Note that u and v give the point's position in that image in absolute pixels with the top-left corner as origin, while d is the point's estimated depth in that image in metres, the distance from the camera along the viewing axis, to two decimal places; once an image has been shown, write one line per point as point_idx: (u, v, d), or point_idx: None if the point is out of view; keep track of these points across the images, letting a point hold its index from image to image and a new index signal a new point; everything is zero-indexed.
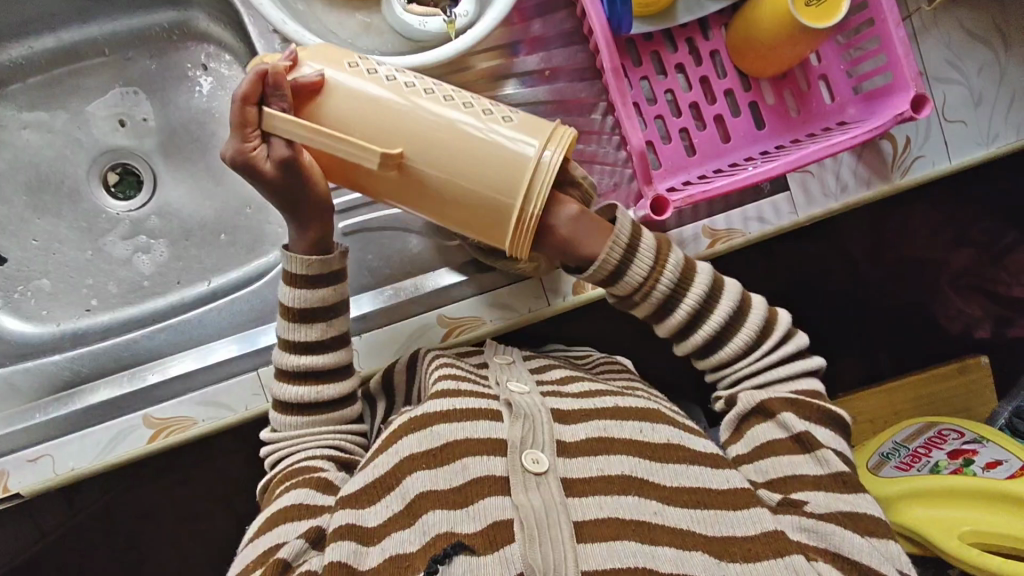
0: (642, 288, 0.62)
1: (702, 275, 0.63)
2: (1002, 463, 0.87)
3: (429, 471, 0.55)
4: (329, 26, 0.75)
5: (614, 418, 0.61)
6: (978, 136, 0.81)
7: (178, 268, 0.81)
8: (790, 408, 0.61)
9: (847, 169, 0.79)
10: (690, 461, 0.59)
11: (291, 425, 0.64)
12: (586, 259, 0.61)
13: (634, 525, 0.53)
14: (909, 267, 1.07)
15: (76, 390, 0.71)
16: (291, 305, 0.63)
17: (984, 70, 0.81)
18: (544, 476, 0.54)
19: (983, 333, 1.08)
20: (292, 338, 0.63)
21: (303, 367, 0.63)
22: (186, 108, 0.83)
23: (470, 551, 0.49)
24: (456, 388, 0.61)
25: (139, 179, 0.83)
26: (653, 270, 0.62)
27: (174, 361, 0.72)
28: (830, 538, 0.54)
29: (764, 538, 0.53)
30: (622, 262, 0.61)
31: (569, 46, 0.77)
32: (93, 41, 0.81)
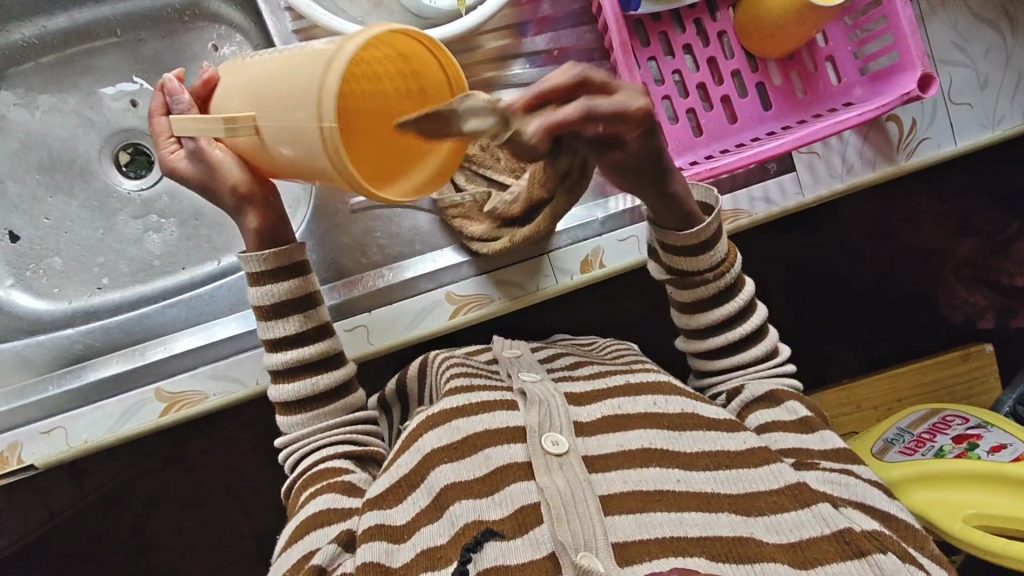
0: (719, 267, 0.65)
1: (750, 284, 0.68)
2: (1006, 446, 0.87)
3: (451, 463, 0.56)
4: (339, 5, 0.76)
5: (627, 394, 0.63)
6: (984, 119, 0.81)
7: (187, 248, 0.82)
8: (796, 398, 0.64)
9: (853, 151, 0.79)
10: (706, 428, 0.59)
11: (304, 421, 0.64)
12: (687, 221, 0.63)
13: (658, 495, 0.53)
14: (914, 255, 1.07)
15: (85, 365, 0.72)
16: (261, 304, 0.62)
17: (990, 53, 0.81)
18: (565, 457, 0.54)
19: (986, 323, 1.09)
20: (271, 337, 0.63)
21: (291, 361, 0.63)
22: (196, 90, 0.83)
23: (501, 537, 0.50)
24: (470, 384, 0.63)
25: (150, 160, 0.84)
26: (729, 257, 0.66)
27: (179, 337, 0.72)
28: (846, 488, 0.55)
29: (786, 490, 0.54)
30: (715, 235, 0.64)
31: (578, 28, 0.78)
32: (104, 20, 0.81)
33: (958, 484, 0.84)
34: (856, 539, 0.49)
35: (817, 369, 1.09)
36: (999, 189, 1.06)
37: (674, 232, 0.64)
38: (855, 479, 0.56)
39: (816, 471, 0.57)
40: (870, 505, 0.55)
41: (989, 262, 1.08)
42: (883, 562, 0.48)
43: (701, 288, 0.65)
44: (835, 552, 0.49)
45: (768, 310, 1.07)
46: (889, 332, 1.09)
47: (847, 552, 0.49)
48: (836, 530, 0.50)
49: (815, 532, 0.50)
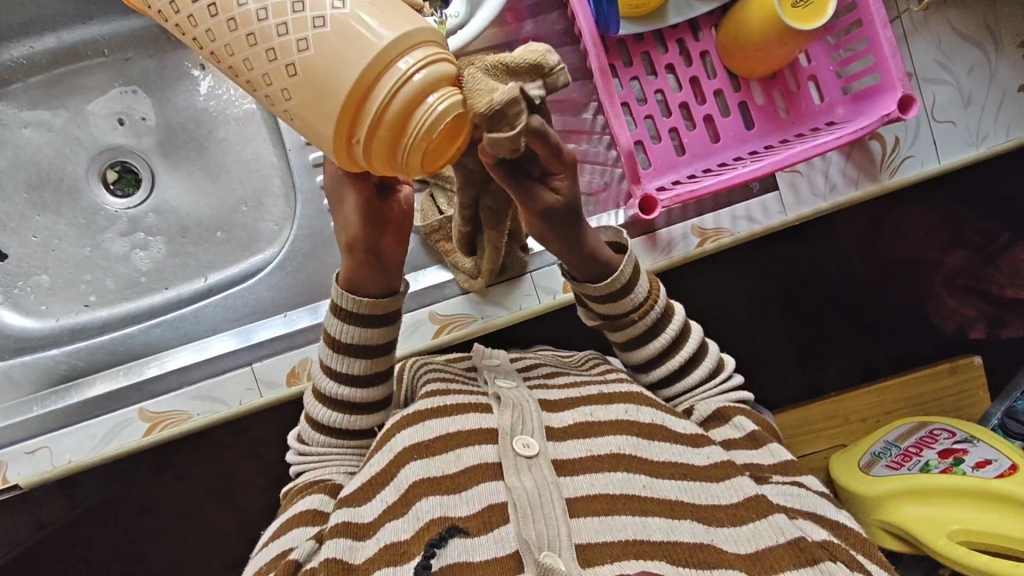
0: (643, 303, 0.64)
1: (676, 317, 0.66)
2: (991, 462, 0.87)
3: (422, 460, 0.57)
4: None
5: (598, 402, 0.64)
6: (968, 136, 0.81)
7: (174, 265, 0.83)
8: (743, 413, 0.65)
9: (836, 169, 0.80)
10: (672, 440, 0.60)
11: (321, 443, 0.65)
12: (605, 266, 0.61)
13: (623, 499, 0.54)
14: (903, 267, 1.07)
15: (73, 384, 0.73)
16: (338, 338, 0.62)
17: (974, 71, 0.81)
18: (534, 459, 0.55)
19: (977, 333, 1.09)
20: (337, 367, 0.62)
21: (342, 395, 0.63)
22: (184, 108, 0.84)
23: (465, 534, 0.51)
24: (444, 388, 0.64)
25: (137, 178, 0.84)
26: (648, 297, 0.64)
27: (171, 355, 0.73)
28: (807, 500, 0.58)
29: (745, 502, 0.55)
30: (633, 278, 0.62)
31: (562, 47, 0.78)
32: (93, 40, 0.82)
33: (940, 499, 0.85)
34: (811, 546, 0.52)
35: (806, 382, 1.09)
36: (991, 199, 1.05)
37: (591, 284, 0.61)
38: (807, 490, 0.59)
39: (773, 483, 0.59)
40: (824, 516, 0.57)
41: (979, 274, 1.08)
42: (835, 572, 0.50)
43: (636, 324, 0.64)
44: (792, 557, 0.51)
45: (757, 323, 1.07)
46: (879, 345, 1.10)
47: (801, 559, 0.51)
48: (792, 539, 0.52)
49: (773, 541, 0.52)
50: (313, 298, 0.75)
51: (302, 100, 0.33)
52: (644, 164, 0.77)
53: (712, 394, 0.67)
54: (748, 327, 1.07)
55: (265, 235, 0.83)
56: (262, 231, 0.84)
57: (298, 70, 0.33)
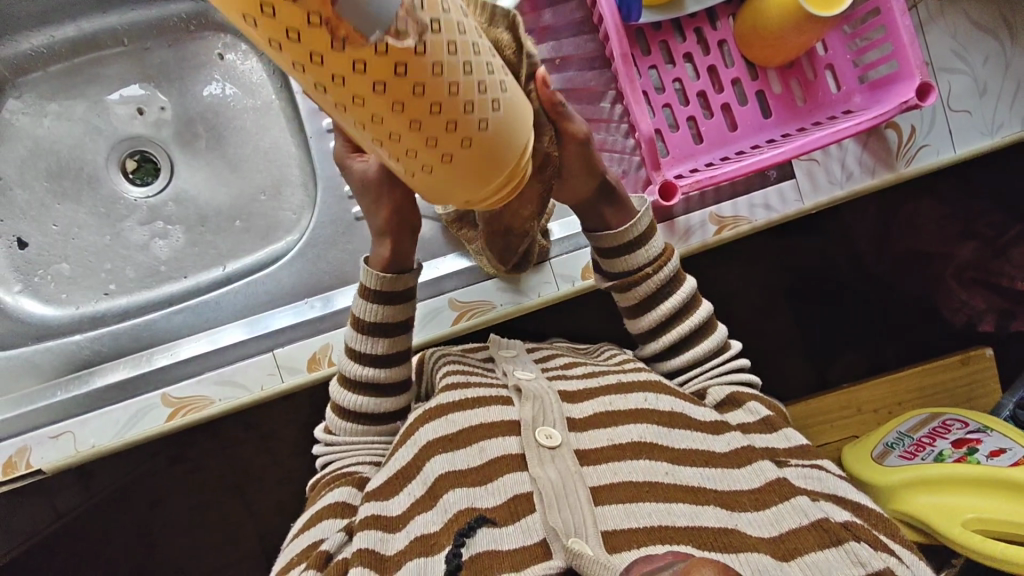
0: (652, 261, 0.67)
1: (687, 285, 0.69)
2: (1005, 451, 0.88)
3: (446, 453, 0.57)
4: None
5: (619, 392, 0.64)
6: (984, 125, 0.82)
7: (193, 254, 0.84)
8: (756, 399, 0.65)
9: (852, 158, 0.80)
10: (691, 427, 0.61)
11: (347, 432, 0.66)
12: (621, 211, 0.67)
13: (647, 486, 0.54)
14: (915, 259, 1.08)
15: (94, 370, 0.73)
16: (363, 316, 0.64)
17: (989, 60, 0.82)
18: (558, 449, 0.55)
19: (987, 327, 1.06)
20: (358, 347, 0.65)
21: (366, 377, 0.65)
22: (203, 97, 0.85)
23: (492, 523, 0.51)
24: (465, 381, 0.65)
25: (157, 167, 0.85)
26: (657, 258, 0.67)
27: (184, 345, 0.74)
28: (828, 483, 0.58)
29: (767, 487, 0.56)
30: (646, 232, 0.67)
31: (579, 35, 0.78)
32: (113, 30, 0.82)
33: (955, 489, 0.87)
34: (834, 528, 0.51)
35: (818, 374, 1.10)
36: (1001, 192, 1.06)
37: (605, 232, 0.67)
38: (826, 472, 0.59)
39: (792, 466, 0.59)
40: (846, 497, 0.57)
41: (988, 267, 1.04)
42: (859, 551, 0.49)
43: (645, 283, 0.67)
44: (816, 540, 0.50)
45: (770, 314, 1.07)
46: (890, 336, 1.10)
47: (827, 541, 0.50)
48: (813, 519, 0.52)
49: (796, 523, 0.52)
50: (333, 285, 0.75)
51: (476, 169, 0.34)
52: (662, 153, 0.78)
53: (719, 375, 0.68)
54: (761, 318, 1.07)
55: (283, 224, 0.84)
56: (281, 220, 0.84)
57: (490, 126, 0.33)
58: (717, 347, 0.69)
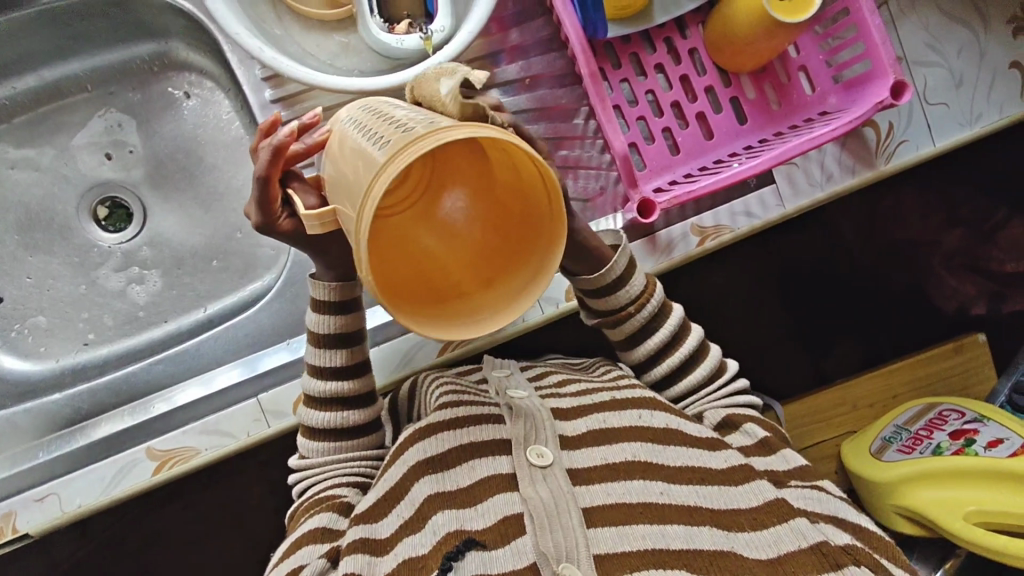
0: (636, 301, 0.65)
1: (673, 317, 0.67)
2: (1003, 441, 0.87)
3: (433, 475, 0.57)
4: (305, 47, 0.70)
5: (612, 409, 0.63)
6: (962, 117, 0.81)
7: (172, 297, 0.83)
8: (752, 420, 0.65)
9: (832, 159, 0.80)
10: (689, 443, 0.60)
11: (321, 452, 0.65)
12: (598, 260, 0.64)
13: (640, 508, 0.54)
14: (904, 248, 1.07)
15: (86, 424, 0.72)
16: (318, 330, 0.63)
17: (964, 51, 0.81)
18: (549, 470, 0.55)
19: (979, 310, 1.09)
20: (317, 363, 0.64)
21: (330, 393, 0.64)
22: (171, 137, 0.83)
23: (481, 546, 0.51)
24: (458, 399, 0.63)
25: (129, 212, 0.83)
26: (640, 296, 0.65)
27: (179, 389, 0.72)
28: (828, 504, 0.57)
29: (767, 507, 0.55)
30: (626, 273, 0.65)
31: (549, 53, 0.77)
32: (74, 77, 0.81)
33: (950, 482, 0.87)
34: (832, 551, 0.51)
35: (813, 372, 1.09)
36: (986, 176, 1.05)
37: (585, 277, 0.65)
38: (826, 493, 0.58)
39: (794, 487, 0.58)
40: (845, 519, 0.56)
41: (976, 252, 1.08)
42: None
43: (628, 323, 0.66)
44: (815, 564, 0.51)
45: (762, 314, 1.06)
46: (883, 328, 1.10)
47: (826, 566, 0.50)
48: (813, 544, 0.52)
49: (794, 546, 0.52)
50: None
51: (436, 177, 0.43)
52: (640, 166, 0.77)
53: (715, 398, 0.67)
54: (753, 320, 1.06)
55: (262, 260, 0.83)
56: (259, 257, 0.83)
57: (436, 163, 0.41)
58: (714, 368, 0.68)
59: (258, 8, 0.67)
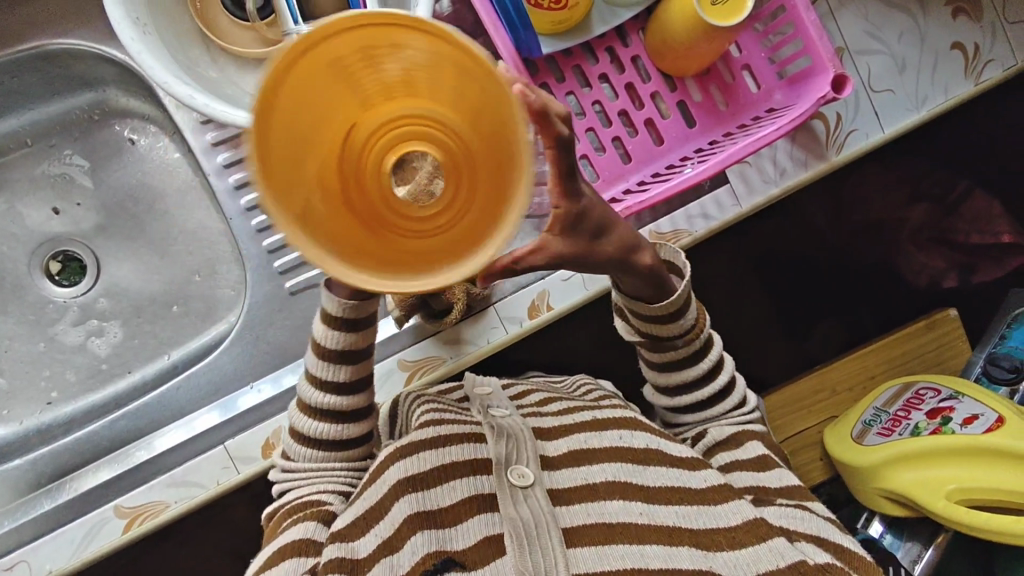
0: (688, 334, 0.63)
1: (714, 348, 0.66)
2: (979, 416, 0.87)
3: (413, 495, 0.55)
4: (243, 88, 0.69)
5: (593, 429, 0.62)
6: (908, 102, 0.81)
7: (134, 347, 0.81)
8: (756, 437, 0.65)
9: (783, 154, 0.80)
10: (668, 463, 0.60)
11: (307, 458, 0.62)
12: (668, 291, 0.60)
13: (620, 527, 0.53)
14: (869, 229, 1.08)
15: (63, 481, 0.72)
16: (324, 344, 0.59)
17: (904, 35, 0.81)
18: (530, 489, 0.54)
19: (951, 282, 1.10)
20: (320, 375, 0.60)
21: (326, 404, 0.60)
22: (119, 185, 0.82)
23: (462, 567, 0.51)
24: (441, 418, 0.61)
25: (82, 265, 0.82)
26: (694, 328, 0.63)
27: (158, 435, 0.72)
28: (811, 522, 0.58)
29: (746, 526, 0.55)
30: (689, 305, 0.62)
31: None
32: (12, 133, 0.79)
33: (933, 461, 0.87)
34: (810, 571, 0.52)
35: (792, 361, 1.09)
36: (944, 151, 1.06)
37: (652, 305, 0.60)
38: (809, 512, 0.59)
39: (777, 505, 0.59)
40: (828, 539, 0.57)
41: (942, 225, 1.09)
42: None
43: (674, 353, 0.64)
44: None
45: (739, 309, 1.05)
46: (857, 312, 1.10)
47: None
48: (792, 562, 0.53)
49: (774, 565, 0.53)
50: (279, 361, 0.73)
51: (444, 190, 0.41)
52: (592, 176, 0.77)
53: (730, 418, 0.67)
54: (728, 315, 1.06)
55: (223, 301, 0.82)
56: (220, 299, 0.82)
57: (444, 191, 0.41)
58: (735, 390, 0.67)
59: (190, 52, 0.67)
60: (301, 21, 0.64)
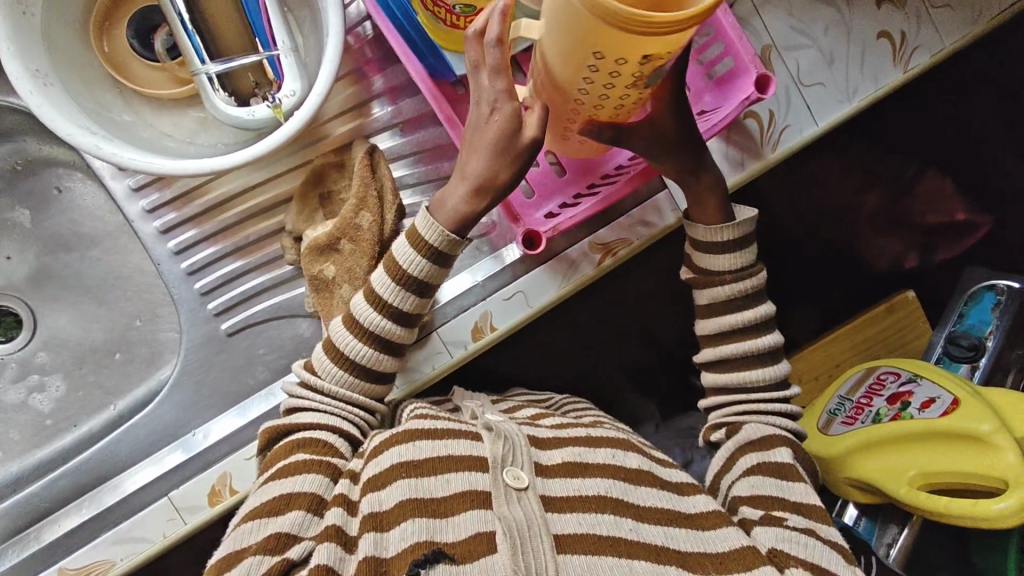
0: (738, 273, 0.67)
1: (760, 308, 0.67)
2: (936, 400, 0.83)
3: (409, 479, 0.55)
4: (162, 130, 0.68)
5: (588, 444, 0.61)
6: (839, 94, 0.81)
7: (78, 399, 0.80)
8: (781, 440, 0.64)
9: (718, 155, 0.80)
10: (659, 484, 0.60)
11: (334, 377, 0.63)
12: (715, 218, 0.68)
13: (610, 541, 0.53)
14: (827, 215, 1.06)
15: (13, 542, 0.71)
16: (407, 268, 0.61)
17: (830, 28, 0.81)
18: (525, 492, 0.53)
19: (912, 263, 1.08)
20: (395, 303, 0.62)
21: (384, 329, 0.62)
22: (50, 236, 0.80)
23: (450, 560, 0.49)
24: (435, 414, 0.62)
25: (18, 319, 0.80)
26: (740, 269, 0.67)
27: (111, 487, 0.71)
28: (811, 550, 0.56)
29: (734, 553, 0.55)
30: (737, 241, 0.67)
31: (419, 95, 0.73)
32: None
33: (896, 448, 0.82)
34: None
35: None
36: (890, 135, 1.06)
37: (698, 227, 0.67)
38: (814, 537, 0.57)
39: (781, 528, 0.58)
40: (826, 568, 0.55)
41: (900, 207, 1.07)
42: None
43: (718, 288, 0.67)
44: None
45: None
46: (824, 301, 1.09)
47: None
48: None
49: None
50: (225, 404, 0.72)
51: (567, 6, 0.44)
52: (529, 193, 0.76)
53: (768, 419, 0.66)
54: None
55: (168, 345, 0.81)
56: (164, 342, 0.81)
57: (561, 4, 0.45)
58: (775, 382, 0.67)
59: (100, 98, 0.65)
60: (208, 59, 0.63)
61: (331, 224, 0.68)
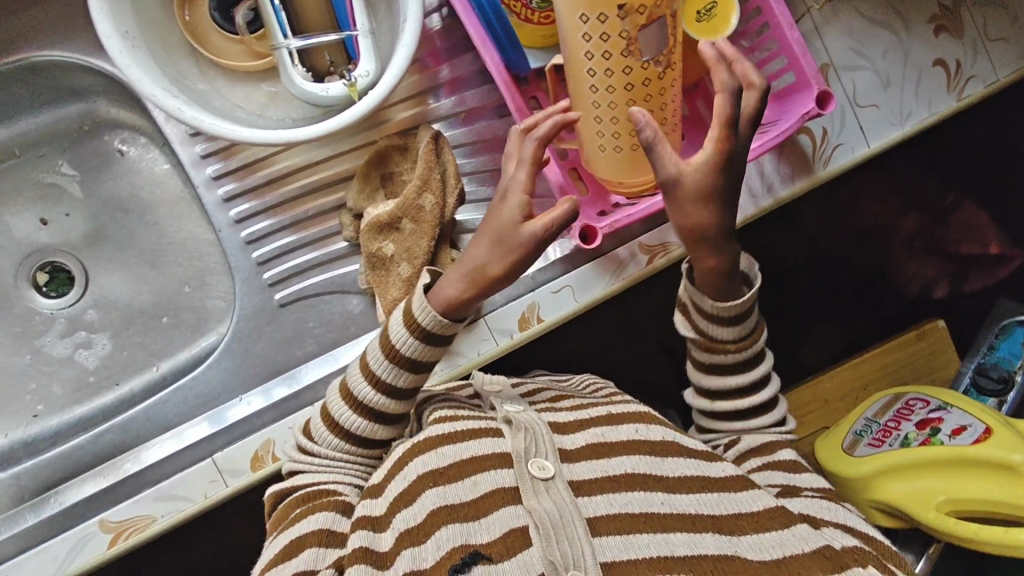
0: (737, 343, 0.63)
1: (760, 364, 0.65)
2: (966, 427, 0.81)
3: (437, 488, 0.55)
4: (233, 101, 0.70)
5: (611, 423, 0.62)
6: (892, 116, 0.82)
7: (122, 358, 0.81)
8: (785, 446, 0.65)
9: (769, 168, 0.82)
10: (687, 454, 0.60)
11: (327, 442, 0.62)
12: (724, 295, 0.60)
13: (642, 516, 0.53)
14: (866, 236, 1.06)
15: (51, 493, 0.72)
16: (400, 348, 0.58)
17: (889, 51, 0.82)
18: (552, 481, 0.54)
19: (941, 291, 1.08)
20: (390, 379, 0.59)
21: (377, 405, 0.60)
22: (110, 196, 0.82)
23: (488, 560, 0.50)
24: (453, 414, 0.62)
25: (70, 276, 0.82)
26: (740, 340, 0.63)
27: (152, 446, 0.72)
28: (836, 513, 0.58)
29: (768, 510, 0.56)
30: (741, 317, 0.62)
31: (484, 85, 0.74)
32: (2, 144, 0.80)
33: (920, 471, 0.82)
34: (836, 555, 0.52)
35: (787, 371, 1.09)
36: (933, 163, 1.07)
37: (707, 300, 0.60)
38: (836, 504, 0.59)
39: (805, 497, 0.60)
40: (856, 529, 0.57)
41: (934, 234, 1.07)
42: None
43: (720, 356, 0.63)
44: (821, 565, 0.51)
45: None
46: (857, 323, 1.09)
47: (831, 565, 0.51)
48: (818, 547, 0.52)
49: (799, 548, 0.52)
50: (271, 373, 0.73)
51: None
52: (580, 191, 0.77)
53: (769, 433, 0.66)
54: None
55: (214, 312, 0.82)
56: (210, 310, 0.82)
57: None
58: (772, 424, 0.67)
59: (179, 64, 0.67)
60: (289, 34, 0.64)
61: (392, 204, 0.69)
